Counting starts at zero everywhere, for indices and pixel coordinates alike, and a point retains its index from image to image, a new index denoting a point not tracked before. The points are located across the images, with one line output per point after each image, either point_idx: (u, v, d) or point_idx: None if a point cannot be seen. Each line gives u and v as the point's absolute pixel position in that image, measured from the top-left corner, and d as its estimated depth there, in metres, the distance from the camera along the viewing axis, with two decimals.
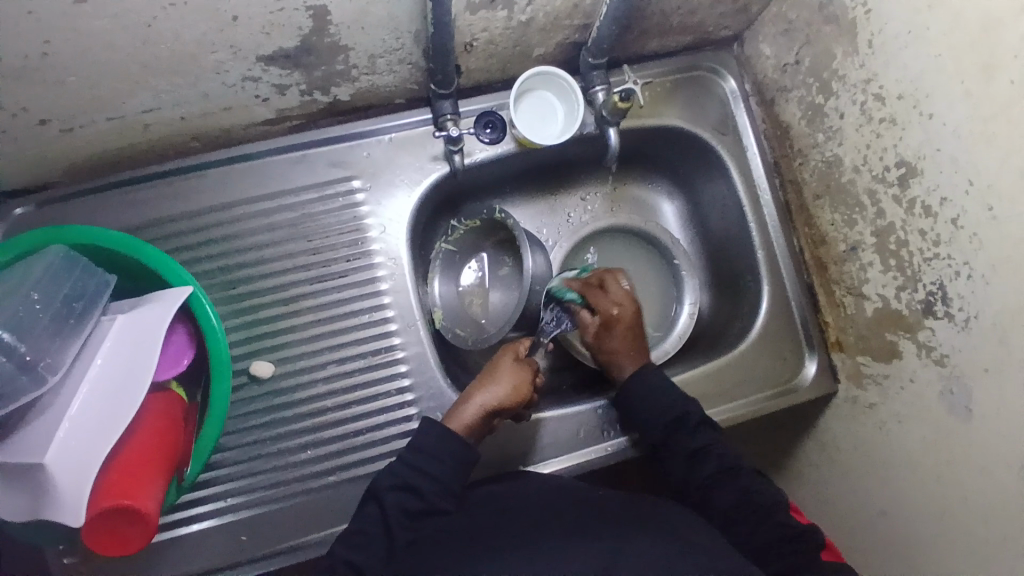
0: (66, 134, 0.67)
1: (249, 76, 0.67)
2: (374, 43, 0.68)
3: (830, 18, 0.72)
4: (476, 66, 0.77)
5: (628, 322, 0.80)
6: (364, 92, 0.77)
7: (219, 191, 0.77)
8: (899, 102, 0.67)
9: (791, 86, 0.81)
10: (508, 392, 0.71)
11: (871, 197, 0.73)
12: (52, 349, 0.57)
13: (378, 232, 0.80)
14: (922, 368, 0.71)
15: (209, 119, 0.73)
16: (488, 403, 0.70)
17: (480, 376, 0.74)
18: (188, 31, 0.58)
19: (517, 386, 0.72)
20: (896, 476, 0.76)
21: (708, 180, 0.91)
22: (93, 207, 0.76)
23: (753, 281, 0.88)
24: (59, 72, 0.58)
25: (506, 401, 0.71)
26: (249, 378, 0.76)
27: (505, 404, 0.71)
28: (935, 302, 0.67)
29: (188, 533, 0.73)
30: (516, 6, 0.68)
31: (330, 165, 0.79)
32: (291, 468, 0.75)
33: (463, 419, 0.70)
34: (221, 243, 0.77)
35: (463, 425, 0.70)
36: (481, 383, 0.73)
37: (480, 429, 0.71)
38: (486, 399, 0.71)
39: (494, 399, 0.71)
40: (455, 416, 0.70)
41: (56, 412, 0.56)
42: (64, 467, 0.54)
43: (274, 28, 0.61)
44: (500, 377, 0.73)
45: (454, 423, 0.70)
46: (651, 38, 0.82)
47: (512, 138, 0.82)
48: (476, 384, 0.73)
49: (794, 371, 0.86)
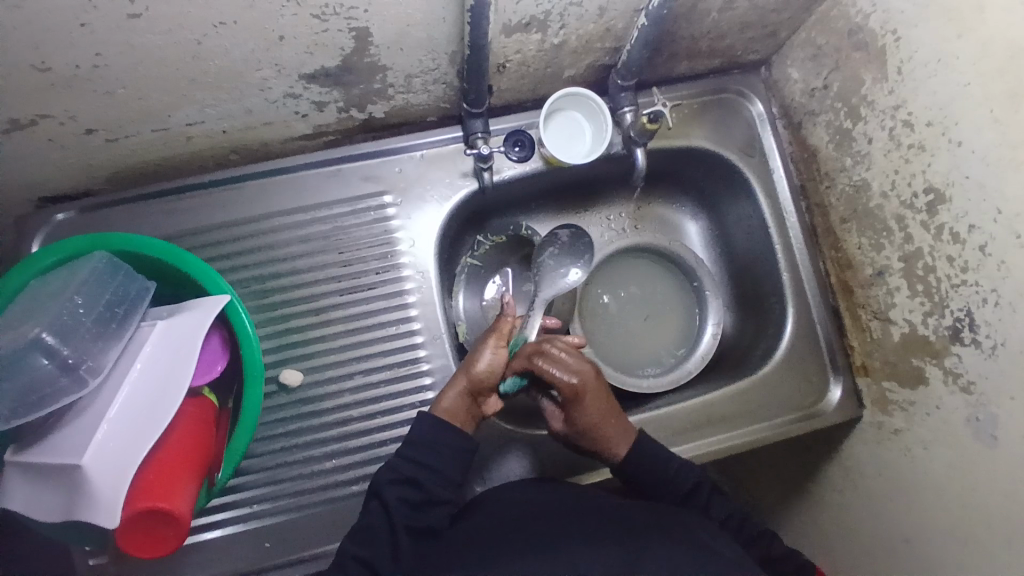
0: (111, 143, 0.70)
1: (290, 93, 0.70)
2: (411, 64, 0.70)
3: (860, 45, 0.73)
4: (507, 87, 0.79)
5: (593, 390, 0.72)
6: (398, 110, 0.79)
7: (255, 203, 0.79)
8: (928, 128, 0.68)
9: (819, 110, 0.82)
10: (482, 368, 0.71)
11: (899, 223, 0.74)
12: (94, 352, 0.60)
13: (407, 246, 0.81)
14: (949, 395, 0.70)
15: (249, 133, 0.75)
16: (464, 383, 0.71)
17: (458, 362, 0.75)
18: (235, 48, 0.61)
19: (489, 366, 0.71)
20: (921, 504, 0.75)
21: (733, 201, 0.92)
22: (133, 215, 0.78)
23: (777, 303, 0.88)
24: (109, 83, 0.61)
25: (481, 379, 0.71)
26: (278, 386, 0.77)
27: (481, 379, 0.71)
28: (963, 328, 0.67)
29: (214, 537, 0.75)
30: (550, 30, 0.70)
31: (363, 179, 0.81)
32: (316, 476, 0.77)
33: (446, 403, 0.71)
34: (256, 253, 0.79)
35: (448, 413, 0.70)
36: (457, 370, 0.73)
37: (466, 412, 0.71)
38: (463, 378, 0.71)
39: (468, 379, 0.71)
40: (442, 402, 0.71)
41: (95, 415, 0.57)
42: (100, 469, 0.55)
43: (317, 47, 0.63)
44: (470, 362, 0.72)
45: (439, 411, 0.70)
46: (680, 61, 0.83)
47: (540, 156, 0.84)
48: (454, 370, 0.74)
49: (817, 394, 0.85)
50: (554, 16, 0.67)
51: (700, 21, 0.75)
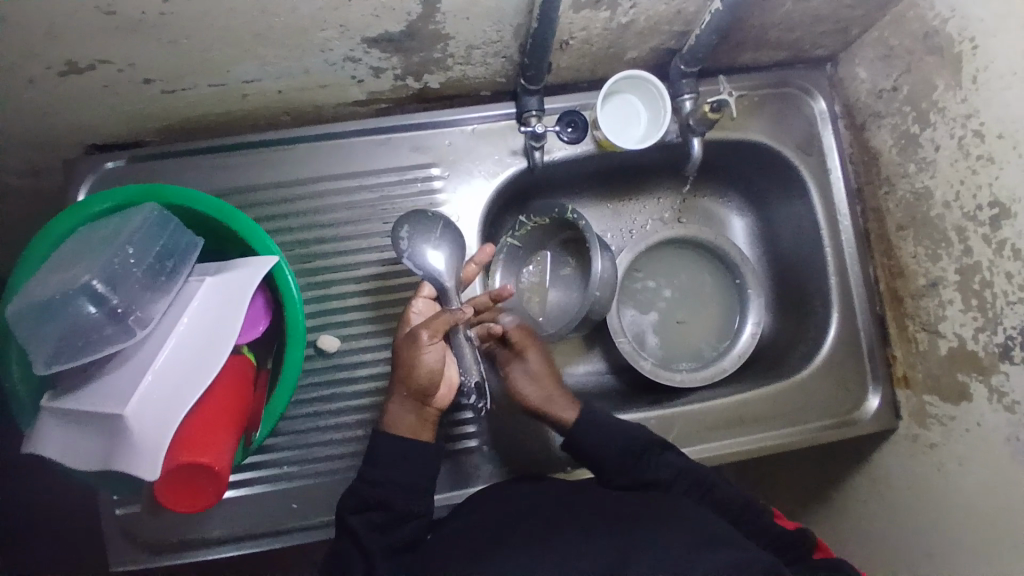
0: (169, 94, 0.69)
1: (350, 56, 0.69)
2: (475, 34, 0.68)
3: (935, 49, 0.71)
4: (566, 65, 0.77)
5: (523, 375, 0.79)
6: (454, 81, 0.78)
7: (304, 164, 0.79)
8: (998, 141, 0.66)
9: (885, 113, 0.80)
10: (416, 376, 0.66)
11: (959, 234, 0.71)
12: (141, 303, 0.60)
13: (451, 221, 0.80)
14: (990, 414, 0.69)
15: (303, 94, 0.74)
16: (403, 390, 0.67)
17: (396, 354, 0.69)
18: (302, 5, 0.59)
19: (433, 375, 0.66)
20: (951, 519, 0.74)
21: (783, 200, 0.90)
22: (180, 167, 0.78)
23: (821, 306, 0.86)
24: (172, 33, 0.60)
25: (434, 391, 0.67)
26: (315, 350, 0.77)
27: (420, 382, 0.66)
28: (1014, 347, 0.65)
29: (247, 493, 0.76)
30: (620, 8, 0.68)
31: (412, 150, 0.80)
32: (346, 442, 0.77)
33: (409, 426, 0.67)
34: (301, 216, 0.78)
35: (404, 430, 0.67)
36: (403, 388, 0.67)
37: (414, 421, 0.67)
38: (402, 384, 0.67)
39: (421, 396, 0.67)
40: (401, 425, 0.67)
41: (141, 365, 0.58)
42: (144, 420, 0.56)
43: (384, 11, 0.62)
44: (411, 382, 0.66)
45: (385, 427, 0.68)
46: (745, 51, 0.81)
47: (592, 139, 0.82)
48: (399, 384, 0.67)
49: (854, 402, 0.84)
50: None
51: (772, 10, 0.72)
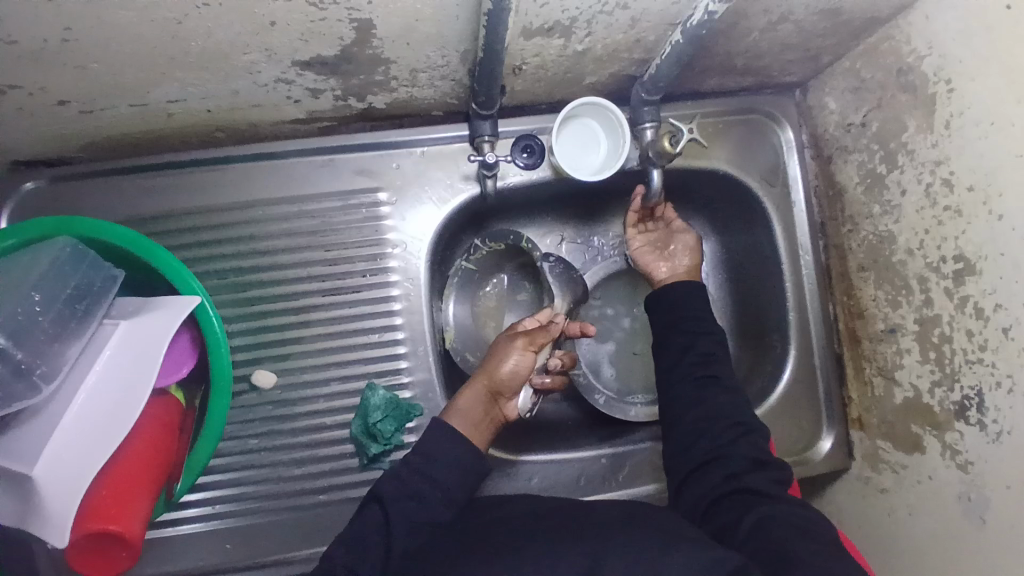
0: (86, 116, 0.64)
1: (282, 78, 0.63)
2: (418, 58, 0.63)
3: (907, 87, 0.67)
4: (521, 88, 0.73)
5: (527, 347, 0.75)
6: (401, 102, 0.72)
7: (240, 188, 0.74)
8: (968, 193, 0.62)
9: (852, 148, 0.76)
10: (505, 373, 0.70)
11: (920, 283, 0.69)
12: (48, 355, 0.55)
13: (398, 249, 0.76)
14: (943, 469, 0.68)
15: (236, 114, 0.69)
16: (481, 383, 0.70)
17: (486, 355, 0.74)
18: (222, 30, 0.54)
19: (517, 374, 0.71)
20: (897, 567, 0.73)
21: (746, 229, 0.87)
22: (108, 189, 0.73)
23: (779, 341, 0.85)
24: (80, 58, 0.54)
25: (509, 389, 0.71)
26: (250, 386, 0.74)
27: (502, 382, 0.70)
28: (970, 407, 0.64)
29: (176, 534, 0.72)
30: (574, 36, 0.63)
31: (357, 173, 0.76)
32: (282, 482, 0.73)
33: (473, 417, 0.69)
34: (236, 243, 0.74)
35: (462, 424, 0.68)
36: (486, 380, 0.70)
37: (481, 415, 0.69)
38: (484, 381, 0.70)
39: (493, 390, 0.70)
40: (467, 415, 0.69)
41: (49, 421, 0.55)
42: (53, 481, 0.53)
43: (313, 36, 0.56)
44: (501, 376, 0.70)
45: (452, 414, 0.69)
46: (711, 76, 0.76)
47: (549, 165, 0.78)
48: (478, 376, 0.71)
49: (808, 442, 0.83)
50: (581, 22, 0.61)
51: (739, 40, 0.68)
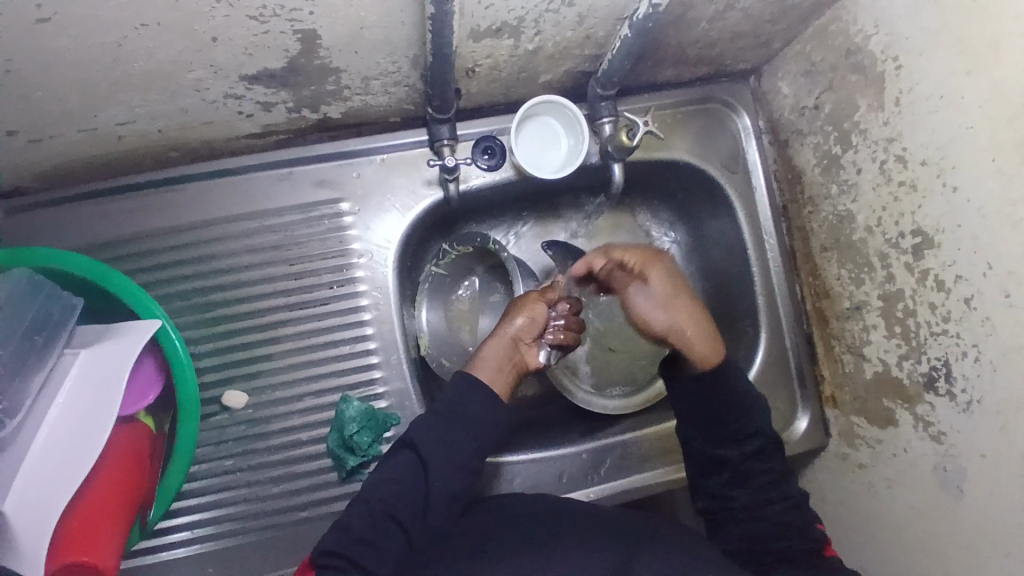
0: (32, 145, 0.62)
1: (232, 93, 0.62)
2: (369, 66, 0.63)
3: (856, 68, 0.68)
4: (477, 90, 0.73)
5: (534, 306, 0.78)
6: (356, 111, 0.72)
7: (198, 207, 0.73)
8: (921, 168, 0.63)
9: (808, 131, 0.77)
10: (522, 321, 0.72)
11: (882, 260, 0.70)
12: (9, 390, 0.54)
13: (364, 259, 0.76)
14: (917, 441, 0.68)
15: (188, 132, 0.68)
16: (499, 336, 0.72)
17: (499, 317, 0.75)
18: (164, 50, 0.53)
19: (534, 323, 0.72)
20: (879, 540, 0.74)
21: (711, 217, 0.88)
22: (61, 218, 0.72)
23: (751, 326, 0.85)
24: (19, 87, 0.53)
25: (528, 338, 0.72)
26: (220, 407, 0.73)
27: (522, 332, 0.72)
28: (938, 378, 0.65)
29: (154, 562, 0.71)
30: (524, 35, 0.63)
31: (317, 184, 0.75)
32: (261, 501, 0.72)
33: (495, 369, 0.69)
34: (197, 263, 0.73)
35: (484, 372, 0.69)
36: (503, 332, 0.72)
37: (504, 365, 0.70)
38: (503, 332, 0.72)
39: (512, 339, 0.72)
40: (489, 366, 0.69)
41: (13, 456, 0.53)
42: (24, 515, 0.52)
43: (257, 49, 0.56)
44: (517, 326, 0.72)
45: (475, 368, 0.69)
46: (665, 68, 0.77)
47: (511, 165, 0.78)
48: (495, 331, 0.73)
49: (785, 423, 0.83)
50: (529, 21, 0.61)
51: (689, 31, 0.69)
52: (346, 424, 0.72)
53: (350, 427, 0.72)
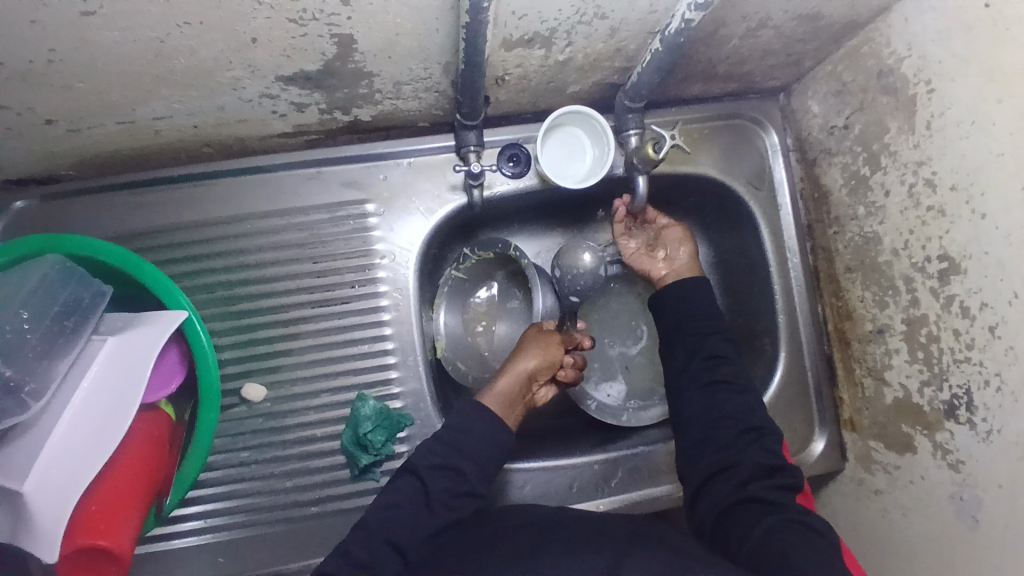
0: (74, 134, 0.64)
1: (267, 93, 0.64)
2: (401, 71, 0.64)
3: (888, 89, 0.68)
4: (505, 98, 0.73)
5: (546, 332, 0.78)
6: (386, 114, 0.73)
7: (228, 202, 0.75)
8: (951, 193, 0.63)
9: (836, 150, 0.77)
10: (536, 363, 0.72)
11: (907, 283, 0.69)
12: (37, 372, 0.55)
13: (387, 260, 0.77)
14: (935, 469, 0.67)
15: (223, 129, 0.69)
16: (516, 372, 0.71)
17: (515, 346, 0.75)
18: (204, 49, 0.55)
19: (546, 364, 0.73)
20: (892, 568, 0.73)
21: (734, 234, 0.87)
22: (97, 207, 0.74)
23: (770, 344, 0.85)
24: (66, 78, 0.55)
25: (539, 375, 0.73)
26: (240, 400, 0.74)
27: (536, 372, 0.72)
28: (960, 406, 0.64)
29: (167, 549, 0.72)
30: (555, 46, 0.64)
31: (344, 185, 0.76)
32: (275, 494, 0.73)
33: (508, 408, 0.70)
34: (225, 257, 0.74)
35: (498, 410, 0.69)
36: (519, 367, 0.72)
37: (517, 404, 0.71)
38: (519, 370, 0.72)
39: (528, 374, 0.72)
40: (503, 405, 0.70)
41: (39, 437, 0.55)
42: (45, 498, 0.53)
43: (294, 51, 0.57)
44: (533, 363, 0.72)
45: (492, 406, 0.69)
46: (694, 83, 0.77)
47: (535, 173, 0.79)
48: (511, 365, 0.72)
49: (801, 444, 0.82)
50: (561, 33, 0.61)
51: (719, 47, 0.69)
52: (358, 424, 0.73)
53: (362, 427, 0.72)
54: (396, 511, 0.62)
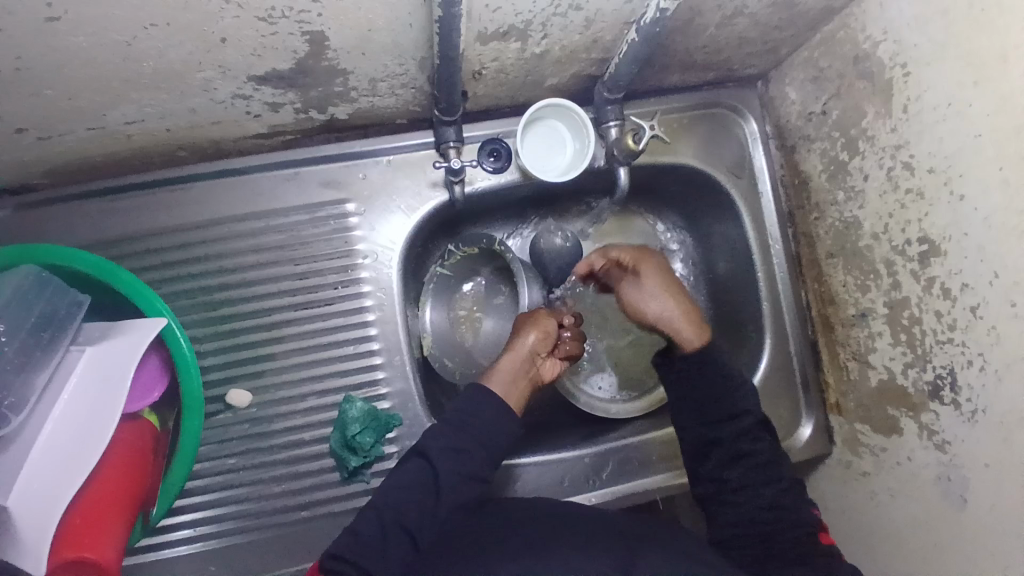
0: (42, 142, 0.63)
1: (240, 94, 0.63)
2: (377, 68, 0.63)
3: (864, 74, 0.68)
4: (484, 93, 0.73)
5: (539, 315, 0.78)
6: (363, 112, 0.72)
7: (205, 207, 0.73)
8: (929, 176, 0.63)
9: (815, 137, 0.77)
10: (536, 337, 0.72)
11: (888, 267, 0.70)
12: (15, 385, 0.54)
13: (369, 260, 0.76)
14: (921, 450, 0.68)
15: (197, 132, 0.68)
16: (516, 353, 0.71)
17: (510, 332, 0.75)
18: (173, 51, 0.54)
19: (545, 336, 0.73)
20: (882, 549, 0.74)
21: (717, 222, 0.87)
22: (69, 215, 0.72)
23: (755, 331, 0.85)
24: (32, 84, 0.54)
25: (540, 350, 0.72)
26: (224, 406, 0.73)
27: (536, 347, 0.72)
28: (943, 387, 0.65)
29: (156, 560, 0.71)
30: (531, 39, 0.63)
31: (323, 185, 0.75)
32: (264, 500, 0.73)
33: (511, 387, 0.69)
34: (203, 262, 0.73)
35: (502, 390, 0.68)
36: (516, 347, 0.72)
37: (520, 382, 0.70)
38: (518, 349, 0.71)
39: (527, 352, 0.71)
40: (505, 386, 0.68)
41: (18, 452, 0.54)
42: (26, 514, 0.52)
43: (266, 50, 0.56)
44: (531, 340, 0.72)
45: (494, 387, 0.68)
46: (672, 73, 0.77)
47: (516, 167, 0.78)
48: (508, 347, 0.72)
49: (788, 430, 0.83)
50: (537, 25, 0.61)
51: (695, 36, 0.69)
52: (344, 425, 0.72)
53: (348, 429, 0.72)
54: (386, 514, 0.61)
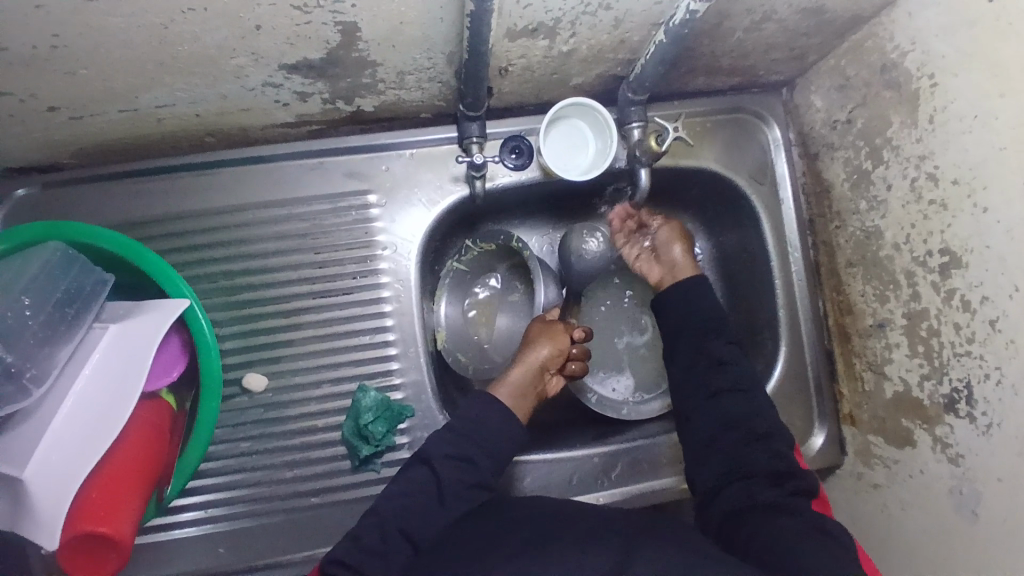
0: (75, 122, 0.64)
1: (270, 82, 0.64)
2: (405, 61, 0.64)
3: (891, 84, 0.68)
4: (509, 90, 0.73)
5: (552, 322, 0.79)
6: (389, 105, 0.73)
7: (229, 192, 0.74)
8: (953, 187, 0.63)
9: (838, 145, 0.77)
10: (548, 352, 0.74)
11: (908, 278, 0.69)
12: (38, 358, 0.55)
13: (388, 251, 0.76)
14: (934, 463, 0.67)
15: (225, 118, 0.69)
16: (526, 365, 0.73)
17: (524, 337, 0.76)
18: (207, 36, 0.55)
19: (556, 352, 0.74)
20: (891, 562, 0.73)
21: (736, 228, 0.87)
22: (97, 195, 0.74)
23: (771, 338, 0.85)
24: (69, 64, 0.55)
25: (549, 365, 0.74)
26: (241, 389, 0.74)
27: (546, 362, 0.73)
28: (959, 400, 0.64)
29: (167, 538, 0.72)
30: (559, 37, 0.64)
31: (346, 175, 0.76)
32: (276, 484, 0.73)
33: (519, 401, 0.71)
34: (226, 246, 0.74)
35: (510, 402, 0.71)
36: (527, 358, 0.73)
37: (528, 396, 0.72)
38: (529, 361, 0.73)
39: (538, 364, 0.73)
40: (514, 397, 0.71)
41: (39, 423, 0.55)
42: (44, 484, 0.53)
43: (298, 39, 0.57)
44: (542, 353, 0.73)
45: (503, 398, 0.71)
46: (696, 77, 0.77)
47: (538, 165, 0.79)
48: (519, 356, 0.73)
49: (801, 438, 0.83)
50: (565, 24, 0.61)
51: (723, 40, 0.69)
52: (358, 414, 0.73)
53: (361, 418, 0.73)
54: (397, 503, 0.62)
